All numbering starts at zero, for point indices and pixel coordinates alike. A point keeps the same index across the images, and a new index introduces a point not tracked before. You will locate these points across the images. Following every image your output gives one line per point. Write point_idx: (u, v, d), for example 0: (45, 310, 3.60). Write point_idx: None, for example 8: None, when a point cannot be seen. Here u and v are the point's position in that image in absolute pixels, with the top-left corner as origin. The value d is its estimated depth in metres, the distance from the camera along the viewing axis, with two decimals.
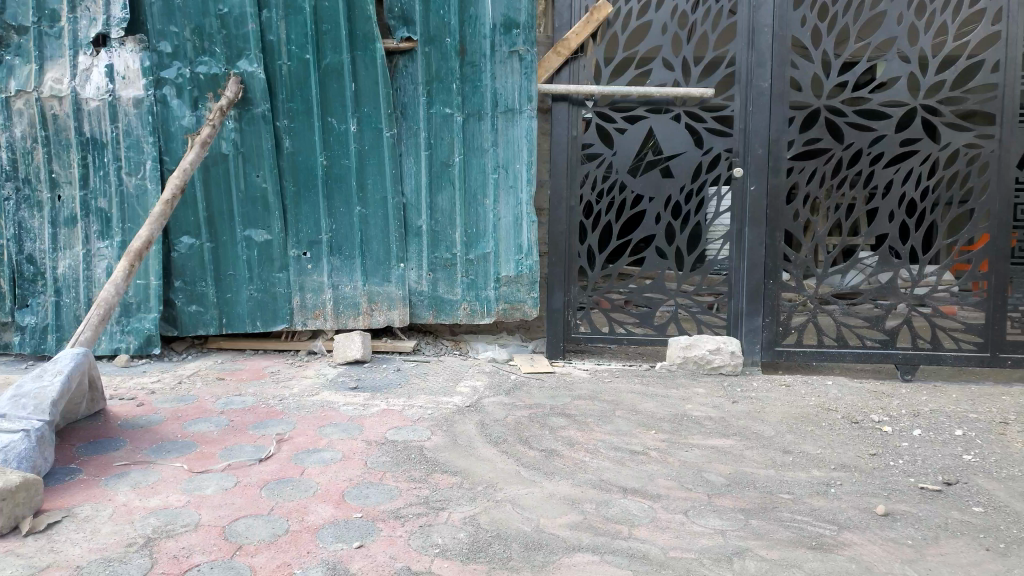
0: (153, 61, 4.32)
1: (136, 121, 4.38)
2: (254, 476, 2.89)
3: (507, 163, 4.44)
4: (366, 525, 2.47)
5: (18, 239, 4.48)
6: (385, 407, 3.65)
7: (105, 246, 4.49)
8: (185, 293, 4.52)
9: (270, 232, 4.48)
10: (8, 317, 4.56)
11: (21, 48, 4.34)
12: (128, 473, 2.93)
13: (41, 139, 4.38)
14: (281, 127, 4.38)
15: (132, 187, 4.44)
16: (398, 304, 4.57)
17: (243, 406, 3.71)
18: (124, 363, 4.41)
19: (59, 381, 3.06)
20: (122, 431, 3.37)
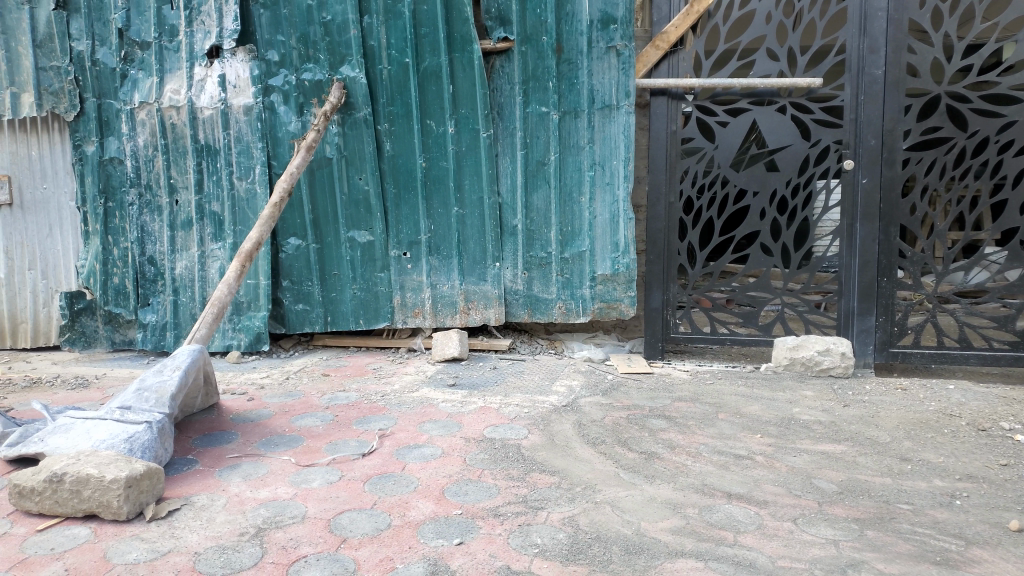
0: (261, 69, 4.51)
1: (246, 128, 4.57)
2: (357, 471, 2.96)
3: (604, 161, 4.39)
4: (466, 522, 2.49)
5: (141, 241, 4.77)
6: (483, 406, 3.66)
7: (218, 247, 4.71)
8: (292, 292, 4.70)
9: (372, 232, 4.60)
10: (133, 315, 4.86)
11: (144, 62, 4.65)
12: (240, 464, 3.06)
13: (161, 148, 4.66)
14: (381, 130, 4.49)
15: (243, 192, 4.64)
16: (494, 303, 4.59)
17: (347, 402, 3.82)
18: (235, 359, 4.63)
19: (178, 376, 3.24)
20: (235, 425, 3.52)
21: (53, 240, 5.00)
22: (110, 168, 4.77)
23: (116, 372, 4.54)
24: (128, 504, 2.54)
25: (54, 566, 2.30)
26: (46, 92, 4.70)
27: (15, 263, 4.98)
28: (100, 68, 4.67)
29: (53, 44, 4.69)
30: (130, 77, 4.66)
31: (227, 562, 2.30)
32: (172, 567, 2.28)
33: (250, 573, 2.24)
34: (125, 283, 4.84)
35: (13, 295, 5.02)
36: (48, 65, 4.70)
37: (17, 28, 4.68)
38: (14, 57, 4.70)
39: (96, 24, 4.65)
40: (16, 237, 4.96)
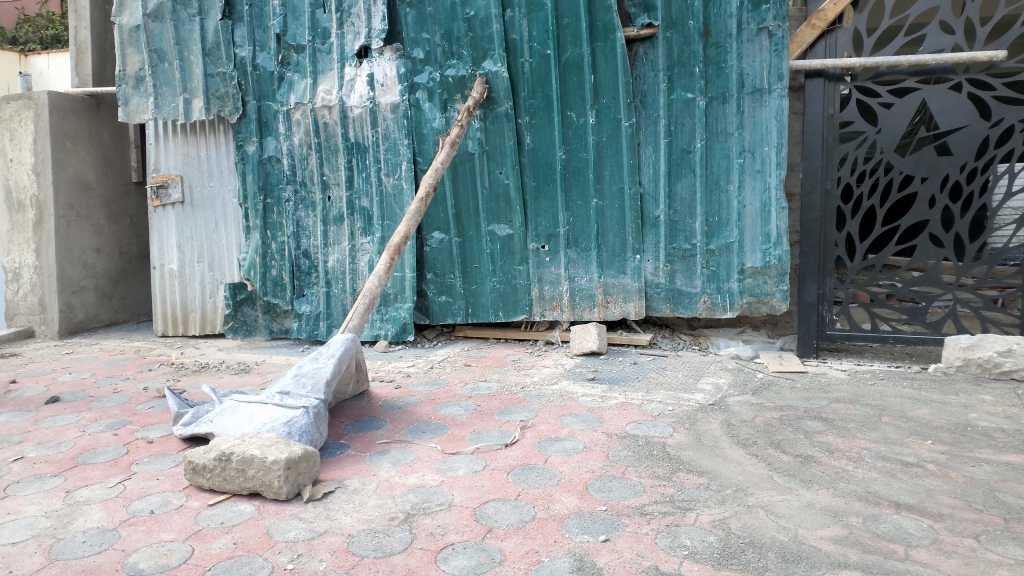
0: (407, 67, 4.64)
1: (394, 125, 4.72)
2: (501, 461, 2.98)
3: (754, 148, 4.18)
4: (612, 519, 2.44)
5: (297, 236, 5.04)
6: (625, 401, 3.59)
7: (367, 242, 4.90)
8: (435, 285, 4.83)
9: (512, 226, 4.63)
10: (289, 305, 5.14)
11: (299, 65, 4.89)
12: (389, 450, 3.16)
13: (314, 146, 4.90)
14: (522, 124, 4.50)
15: (390, 187, 4.79)
16: (635, 296, 4.49)
17: (488, 393, 3.86)
18: (383, 348, 4.80)
19: (332, 363, 3.39)
20: (383, 411, 3.64)
21: (219, 235, 5.37)
22: (269, 166, 5.07)
23: (274, 359, 4.82)
24: (287, 485, 2.68)
25: (224, 539, 2.46)
26: (213, 97, 5.05)
27: (186, 256, 5.43)
28: (260, 72, 4.97)
29: (220, 51, 5.02)
30: (287, 79, 4.93)
31: (378, 546, 2.37)
32: (329, 547, 2.38)
33: (401, 557, 2.30)
34: (282, 275, 5.12)
35: (185, 285, 5.46)
36: (214, 71, 5.04)
37: (190, 38, 5.05)
38: (186, 65, 5.08)
39: (257, 30, 4.95)
40: (187, 233, 5.40)
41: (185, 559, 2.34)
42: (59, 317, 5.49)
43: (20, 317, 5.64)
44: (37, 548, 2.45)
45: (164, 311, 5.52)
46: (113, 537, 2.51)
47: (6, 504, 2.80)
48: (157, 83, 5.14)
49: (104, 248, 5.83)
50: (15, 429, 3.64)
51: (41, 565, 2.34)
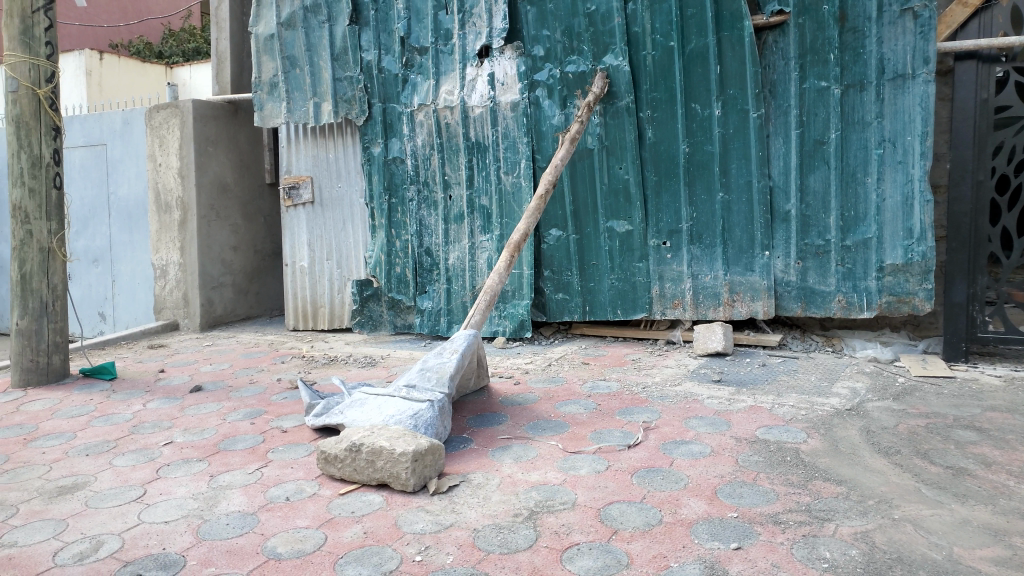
0: (527, 65, 4.66)
1: (513, 123, 4.75)
2: (625, 462, 2.93)
3: (895, 137, 3.92)
4: (743, 527, 2.35)
5: (419, 234, 5.16)
6: (754, 404, 3.46)
7: (486, 239, 4.94)
8: (553, 282, 4.83)
9: (632, 222, 4.56)
10: (411, 301, 5.26)
11: (422, 66, 5.00)
12: (511, 446, 3.17)
13: (436, 146, 5.00)
14: (644, 118, 4.43)
15: (510, 185, 4.81)
16: (763, 295, 4.31)
17: (609, 392, 3.80)
18: (501, 345, 4.84)
19: (455, 358, 3.45)
20: (504, 407, 3.66)
21: (346, 233, 5.58)
22: (393, 167, 5.21)
23: (398, 353, 4.95)
24: (414, 477, 2.74)
25: (355, 528, 2.54)
26: (341, 100, 5.24)
27: (315, 254, 5.66)
28: (385, 75, 5.12)
29: (347, 56, 5.20)
30: (411, 81, 5.05)
31: (503, 542, 2.38)
32: (455, 541, 2.40)
33: (526, 554, 2.29)
34: (405, 272, 5.25)
35: (314, 282, 5.69)
36: (343, 75, 5.23)
37: (319, 44, 5.26)
38: (316, 70, 5.30)
39: (382, 34, 5.10)
40: (316, 231, 5.64)
41: (319, 545, 2.43)
42: (201, 311, 5.86)
43: (167, 311, 6.06)
44: (186, 528, 2.61)
45: (296, 306, 5.78)
46: (254, 520, 2.64)
47: (158, 485, 3.00)
48: (289, 88, 5.39)
49: (241, 246, 6.17)
50: (164, 415, 3.90)
51: (190, 544, 2.49)
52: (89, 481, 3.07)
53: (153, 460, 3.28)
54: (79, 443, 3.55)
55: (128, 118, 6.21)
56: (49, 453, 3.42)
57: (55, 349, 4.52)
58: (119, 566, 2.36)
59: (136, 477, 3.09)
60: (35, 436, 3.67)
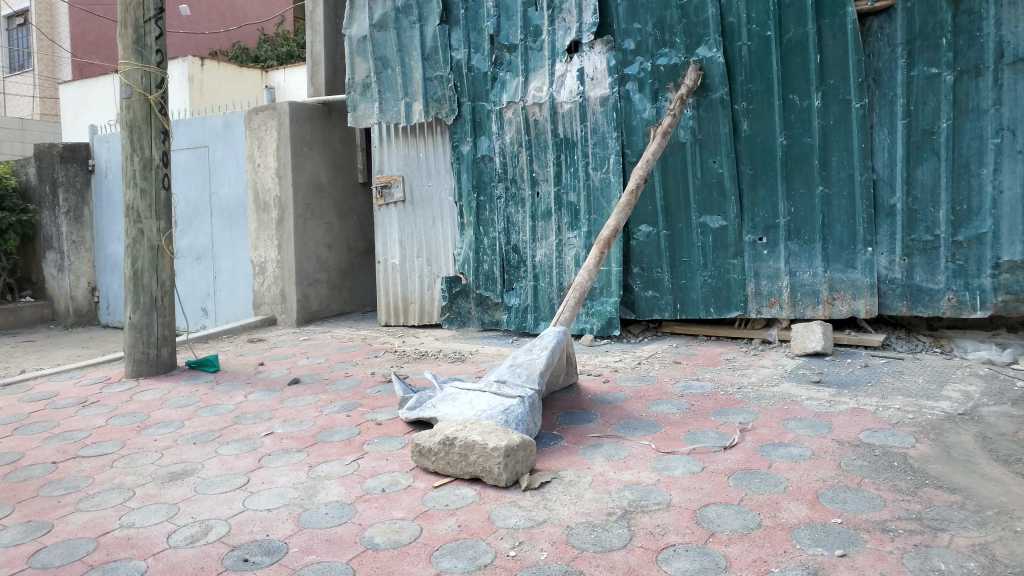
0: (618, 59, 4.62)
1: (602, 118, 4.71)
2: (720, 464, 2.86)
3: (1015, 125, 3.68)
4: (849, 533, 2.25)
5: (507, 231, 5.18)
6: (856, 407, 3.32)
7: (574, 236, 4.91)
8: (642, 279, 4.77)
9: (725, 217, 4.45)
10: (499, 298, 5.29)
11: (511, 64, 5.02)
12: (602, 444, 3.15)
13: (525, 143, 5.01)
14: (739, 110, 4.32)
15: (598, 181, 4.77)
16: (865, 293, 4.13)
17: (702, 392, 3.72)
18: (589, 342, 4.81)
19: (545, 354, 3.45)
20: (594, 405, 3.64)
21: (435, 230, 5.66)
22: (482, 164, 5.25)
23: (486, 349, 4.99)
24: (506, 472, 2.76)
25: (449, 521, 2.57)
26: (431, 99, 5.33)
27: (406, 251, 5.77)
28: (475, 73, 5.17)
29: (437, 55, 5.28)
30: (500, 79, 5.08)
31: (597, 540, 2.36)
32: (548, 538, 2.40)
33: (621, 554, 2.27)
34: (493, 269, 5.28)
35: (405, 278, 5.80)
36: (433, 74, 5.31)
37: (410, 44, 5.36)
38: (407, 70, 5.40)
39: (472, 33, 5.15)
40: (407, 229, 5.75)
41: (415, 537, 2.48)
42: (297, 307, 6.05)
43: (266, 307, 6.30)
44: (288, 516, 2.70)
45: (387, 302, 5.91)
46: (351, 510, 2.71)
47: (261, 474, 3.12)
48: (382, 89, 5.52)
49: (335, 244, 6.35)
50: (265, 406, 4.05)
51: (293, 531, 2.58)
52: (197, 468, 3.22)
53: (255, 450, 3.41)
54: (187, 431, 3.73)
55: (229, 121, 6.48)
56: (160, 440, 3.61)
57: (163, 342, 4.76)
58: (227, 550, 2.46)
59: (240, 465, 3.22)
60: (147, 424, 3.87)
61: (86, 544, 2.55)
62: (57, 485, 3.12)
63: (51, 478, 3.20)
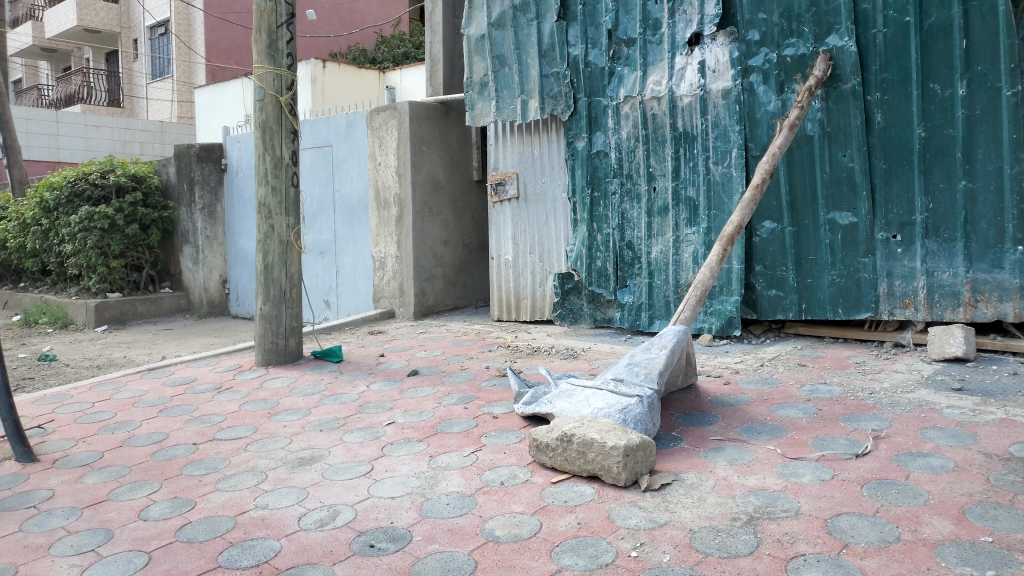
0: (741, 51, 4.49)
1: (724, 112, 4.59)
2: (852, 472, 2.73)
3: None
4: (1001, 553, 2.10)
5: (622, 228, 5.13)
6: (1005, 418, 3.09)
7: (692, 232, 4.80)
8: (765, 277, 4.61)
9: (856, 213, 4.24)
10: (613, 295, 5.24)
11: (630, 58, 4.98)
12: (725, 448, 3.07)
13: (641, 138, 4.95)
14: (872, 101, 4.12)
15: (719, 176, 4.65)
16: (1013, 295, 3.83)
17: (830, 396, 3.56)
18: (707, 342, 4.70)
19: (664, 354, 3.39)
20: (715, 407, 3.55)
21: (549, 227, 5.67)
22: (597, 160, 5.22)
23: (600, 346, 4.95)
24: (625, 472, 2.73)
25: (569, 518, 2.57)
26: (548, 96, 5.35)
27: (519, 247, 5.81)
28: (592, 69, 5.15)
29: (554, 52, 5.31)
30: (618, 74, 5.04)
31: (722, 545, 2.30)
32: (671, 540, 2.36)
33: (748, 560, 2.20)
34: (607, 266, 5.24)
35: (518, 274, 5.84)
36: (549, 71, 5.34)
37: (528, 42, 5.41)
38: (524, 68, 5.45)
39: (590, 28, 5.14)
40: (521, 225, 5.79)
41: (535, 532, 2.49)
42: (414, 301, 6.22)
43: (385, 300, 6.50)
44: (411, 505, 2.77)
45: (500, 298, 5.97)
46: (472, 502, 2.75)
47: (384, 462, 3.22)
48: (499, 87, 5.60)
49: (450, 240, 6.47)
50: (386, 397, 4.18)
51: (416, 520, 2.64)
52: (324, 455, 3.36)
53: (378, 438, 3.52)
54: (314, 419, 3.89)
55: (352, 121, 6.71)
56: (289, 426, 3.78)
57: (291, 333, 4.99)
58: (354, 536, 2.55)
59: (364, 454, 3.34)
60: (277, 410, 4.07)
61: (225, 522, 2.71)
62: (198, 465, 3.32)
63: (193, 458, 3.42)
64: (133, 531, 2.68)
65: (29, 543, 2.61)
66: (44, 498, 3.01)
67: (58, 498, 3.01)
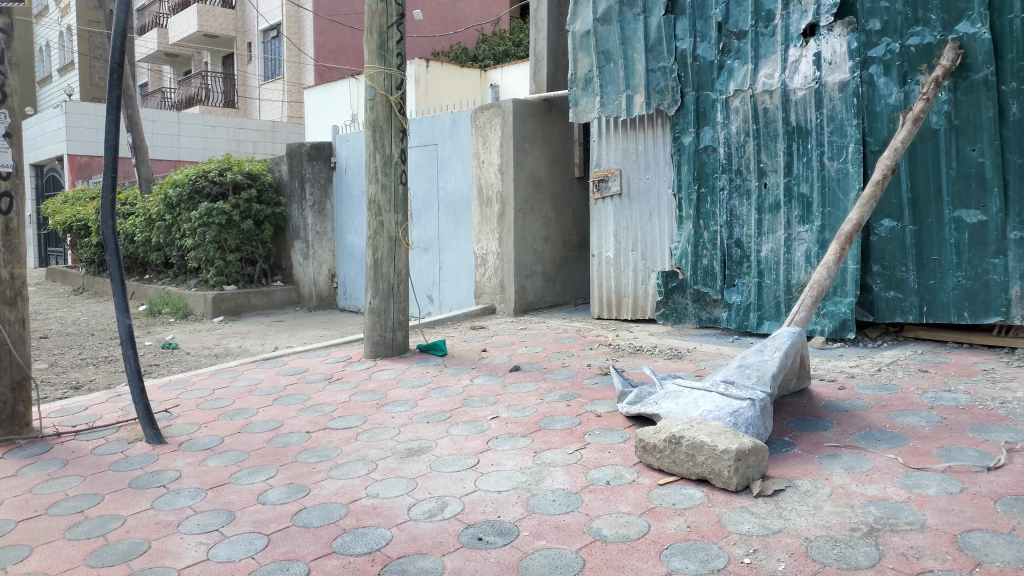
0: (860, 41, 4.31)
1: (841, 105, 4.41)
2: (983, 486, 2.57)
3: None
4: None
5: (729, 225, 5.00)
6: None
7: (805, 230, 4.63)
8: (882, 278, 4.39)
9: (986, 211, 4.01)
10: (719, 295, 5.12)
11: (740, 51, 4.85)
12: (841, 455, 2.95)
13: (752, 133, 4.81)
14: (1007, 91, 3.90)
15: (834, 171, 4.47)
16: None
17: (956, 405, 3.37)
18: (820, 345, 4.54)
19: (778, 356, 3.29)
20: (829, 412, 3.41)
21: (653, 224, 5.59)
22: (705, 156, 5.11)
23: (705, 347, 4.85)
24: (737, 476, 2.67)
25: (677, 520, 2.53)
26: (654, 91, 5.29)
27: (621, 245, 5.77)
28: (700, 63, 5.06)
29: (661, 46, 5.24)
30: (727, 67, 4.93)
31: (842, 557, 2.21)
32: (786, 548, 2.29)
33: (870, 574, 2.11)
34: (713, 264, 5.12)
35: (619, 272, 5.79)
36: (656, 66, 5.27)
37: (634, 36, 5.36)
38: (630, 63, 5.40)
39: (698, 22, 5.05)
40: (623, 222, 5.74)
41: (643, 533, 2.47)
42: (515, 297, 6.28)
43: (486, 297, 6.58)
44: (517, 500, 2.80)
45: (601, 296, 5.93)
46: (578, 500, 2.76)
47: (489, 456, 3.26)
48: (603, 83, 5.57)
49: (551, 237, 6.49)
50: (490, 391, 4.24)
51: (522, 515, 2.67)
52: (431, 446, 3.43)
53: (483, 432, 3.57)
54: (420, 411, 3.98)
55: (456, 119, 6.82)
56: (397, 418, 3.89)
57: (398, 326, 5.12)
58: (462, 528, 2.60)
59: (470, 447, 3.39)
60: (385, 402, 4.19)
61: (338, 509, 2.81)
62: (312, 453, 3.46)
63: (307, 446, 3.56)
64: (254, 513, 2.82)
65: (160, 521, 2.79)
66: (173, 478, 3.21)
67: (184, 479, 3.20)
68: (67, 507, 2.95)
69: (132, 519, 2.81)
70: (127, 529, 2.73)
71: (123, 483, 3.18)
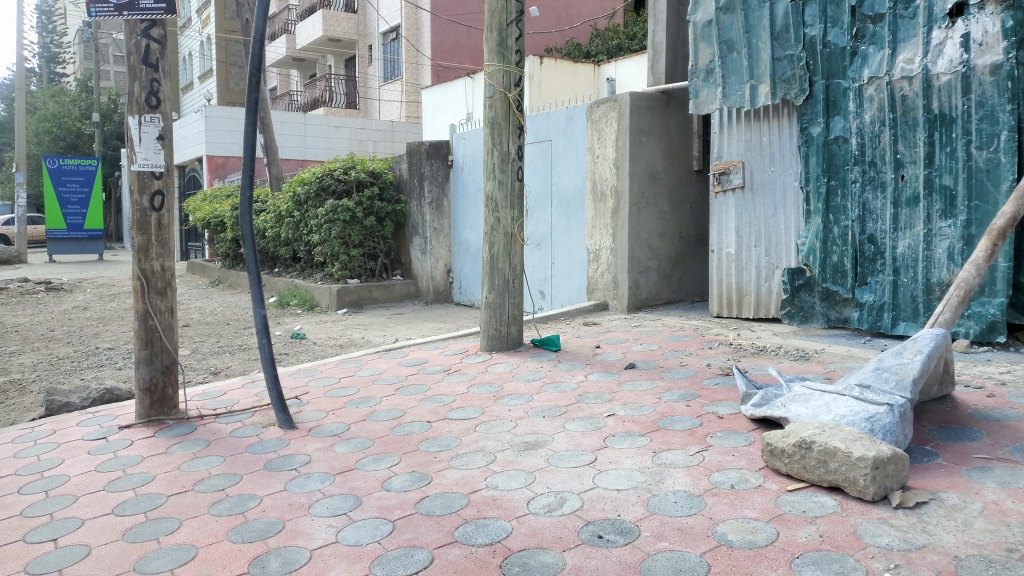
0: (1017, 19, 3.97)
1: (992, 89, 4.08)
2: None
3: None
4: None
5: (862, 219, 4.74)
6: None
7: (947, 225, 4.32)
8: None
9: None
10: (850, 293, 4.86)
11: (876, 36, 4.58)
12: (993, 468, 2.73)
13: (888, 122, 4.54)
14: None
15: (983, 162, 4.14)
16: None
17: None
18: (964, 348, 4.23)
19: (919, 359, 3.08)
20: (977, 422, 3.17)
21: (778, 219, 5.37)
22: (835, 147, 4.86)
23: (835, 348, 4.62)
24: (873, 486, 2.52)
25: (809, 529, 2.41)
26: (780, 80, 5.08)
27: (743, 240, 5.57)
28: (831, 49, 4.80)
29: (788, 34, 5.02)
30: (861, 53, 4.66)
31: None
32: (932, 566, 2.14)
33: None
34: (844, 261, 4.86)
35: (740, 269, 5.60)
36: (783, 54, 5.05)
37: (759, 24, 5.17)
38: (754, 52, 5.21)
39: (829, 6, 4.80)
40: (745, 217, 5.54)
41: (772, 540, 2.36)
42: (629, 293, 6.19)
43: (599, 292, 6.53)
44: (638, 499, 2.75)
45: (720, 293, 5.76)
46: (700, 503, 2.68)
47: (607, 453, 3.22)
48: (726, 73, 5.40)
49: (668, 232, 6.35)
50: (605, 388, 4.19)
51: (643, 515, 2.62)
52: (548, 441, 3.43)
53: (600, 429, 3.54)
54: (536, 405, 3.99)
55: (571, 115, 6.78)
56: (513, 411, 3.91)
57: (513, 321, 5.16)
58: (582, 525, 2.58)
59: (587, 443, 3.36)
60: (501, 394, 4.22)
61: (459, 499, 2.85)
62: (432, 442, 3.53)
63: (428, 435, 3.64)
64: (379, 500, 2.90)
65: (293, 502, 2.92)
66: (303, 462, 3.35)
67: (314, 463, 3.33)
68: (210, 485, 3.14)
69: (268, 499, 2.96)
70: (264, 509, 2.87)
71: (259, 464, 3.34)
